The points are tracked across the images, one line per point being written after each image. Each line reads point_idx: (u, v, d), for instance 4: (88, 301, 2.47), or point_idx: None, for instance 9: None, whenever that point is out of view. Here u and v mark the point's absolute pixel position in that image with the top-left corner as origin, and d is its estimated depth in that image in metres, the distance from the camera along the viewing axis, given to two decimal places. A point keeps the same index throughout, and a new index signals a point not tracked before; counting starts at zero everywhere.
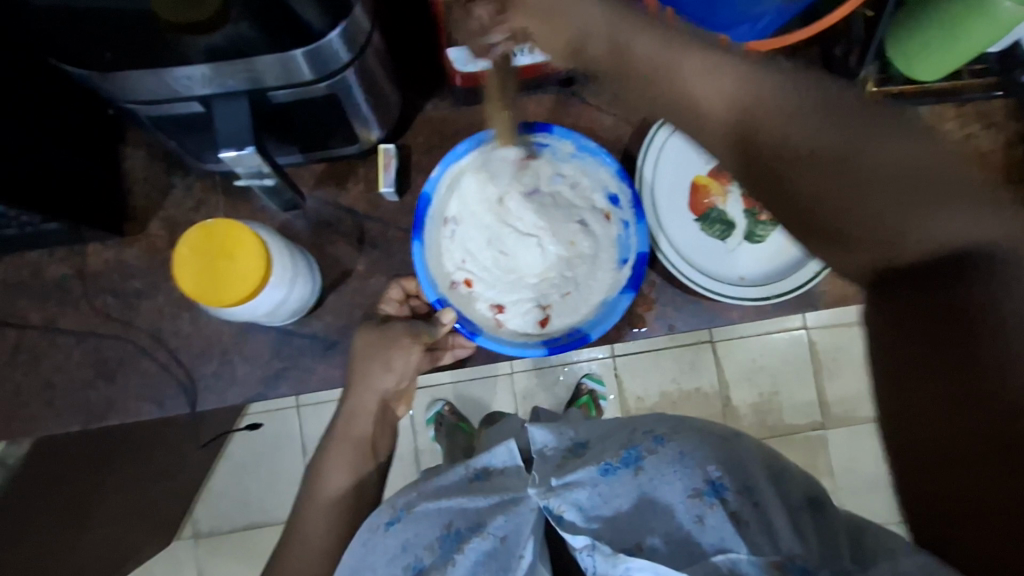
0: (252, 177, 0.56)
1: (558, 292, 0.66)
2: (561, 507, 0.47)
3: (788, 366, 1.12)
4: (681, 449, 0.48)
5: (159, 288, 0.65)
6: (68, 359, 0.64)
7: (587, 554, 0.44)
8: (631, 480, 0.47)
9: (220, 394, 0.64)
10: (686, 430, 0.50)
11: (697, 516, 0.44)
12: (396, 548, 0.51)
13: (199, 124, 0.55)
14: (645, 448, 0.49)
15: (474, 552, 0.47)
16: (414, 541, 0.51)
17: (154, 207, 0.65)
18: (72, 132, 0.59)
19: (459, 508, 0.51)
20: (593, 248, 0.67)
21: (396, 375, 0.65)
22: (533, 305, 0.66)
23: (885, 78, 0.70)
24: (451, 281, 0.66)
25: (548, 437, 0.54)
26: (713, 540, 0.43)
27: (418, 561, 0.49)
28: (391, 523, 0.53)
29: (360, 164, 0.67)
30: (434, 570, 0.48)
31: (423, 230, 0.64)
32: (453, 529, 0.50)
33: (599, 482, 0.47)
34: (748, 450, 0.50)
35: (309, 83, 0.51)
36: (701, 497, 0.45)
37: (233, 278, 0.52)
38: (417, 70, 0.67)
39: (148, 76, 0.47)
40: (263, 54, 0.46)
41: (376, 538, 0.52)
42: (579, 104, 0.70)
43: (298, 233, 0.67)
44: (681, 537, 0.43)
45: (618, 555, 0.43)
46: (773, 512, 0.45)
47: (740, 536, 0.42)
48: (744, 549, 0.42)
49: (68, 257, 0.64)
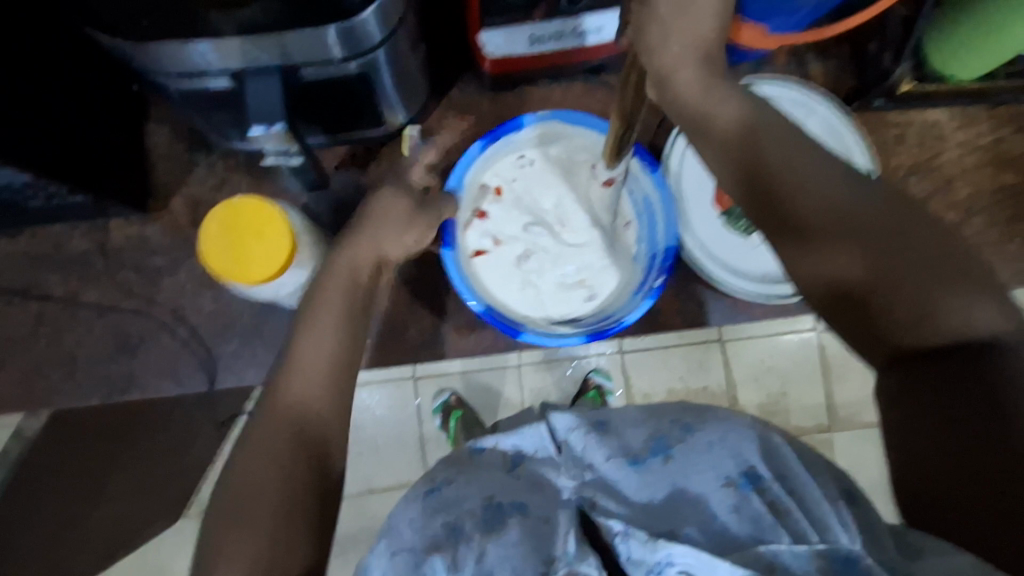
0: (280, 157, 0.55)
1: (536, 278, 0.66)
2: (594, 497, 0.48)
3: (798, 368, 1.09)
4: (711, 438, 0.46)
5: (181, 266, 0.65)
6: (89, 333, 0.64)
7: (621, 541, 0.44)
8: (661, 470, 0.47)
9: (238, 374, 0.64)
10: (715, 418, 0.49)
11: (732, 506, 0.42)
12: (434, 507, 0.49)
13: (229, 101, 0.55)
14: (674, 438, 0.48)
15: (520, 526, 0.46)
16: (455, 508, 0.48)
17: (177, 184, 0.65)
18: (100, 103, 0.58)
19: (499, 486, 0.50)
20: (593, 275, 0.66)
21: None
22: (502, 263, 0.66)
23: (920, 76, 0.68)
24: (477, 197, 0.66)
25: (573, 420, 0.54)
26: (750, 531, 0.40)
27: (458, 523, 0.47)
28: (431, 491, 0.50)
29: (384, 147, 0.67)
30: (476, 536, 0.46)
31: (494, 139, 0.65)
32: (496, 502, 0.48)
33: (629, 475, 0.48)
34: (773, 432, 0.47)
35: (341, 62, 0.50)
36: (735, 487, 0.43)
37: (262, 256, 0.52)
38: (445, 54, 0.67)
39: (181, 49, 0.46)
40: (294, 29, 0.45)
41: (410, 503, 0.50)
42: (608, 93, 0.69)
43: (320, 215, 0.66)
44: (720, 525, 0.42)
45: (657, 541, 0.41)
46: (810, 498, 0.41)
47: (782, 527, 0.40)
48: (785, 539, 0.39)
49: (91, 232, 0.64)
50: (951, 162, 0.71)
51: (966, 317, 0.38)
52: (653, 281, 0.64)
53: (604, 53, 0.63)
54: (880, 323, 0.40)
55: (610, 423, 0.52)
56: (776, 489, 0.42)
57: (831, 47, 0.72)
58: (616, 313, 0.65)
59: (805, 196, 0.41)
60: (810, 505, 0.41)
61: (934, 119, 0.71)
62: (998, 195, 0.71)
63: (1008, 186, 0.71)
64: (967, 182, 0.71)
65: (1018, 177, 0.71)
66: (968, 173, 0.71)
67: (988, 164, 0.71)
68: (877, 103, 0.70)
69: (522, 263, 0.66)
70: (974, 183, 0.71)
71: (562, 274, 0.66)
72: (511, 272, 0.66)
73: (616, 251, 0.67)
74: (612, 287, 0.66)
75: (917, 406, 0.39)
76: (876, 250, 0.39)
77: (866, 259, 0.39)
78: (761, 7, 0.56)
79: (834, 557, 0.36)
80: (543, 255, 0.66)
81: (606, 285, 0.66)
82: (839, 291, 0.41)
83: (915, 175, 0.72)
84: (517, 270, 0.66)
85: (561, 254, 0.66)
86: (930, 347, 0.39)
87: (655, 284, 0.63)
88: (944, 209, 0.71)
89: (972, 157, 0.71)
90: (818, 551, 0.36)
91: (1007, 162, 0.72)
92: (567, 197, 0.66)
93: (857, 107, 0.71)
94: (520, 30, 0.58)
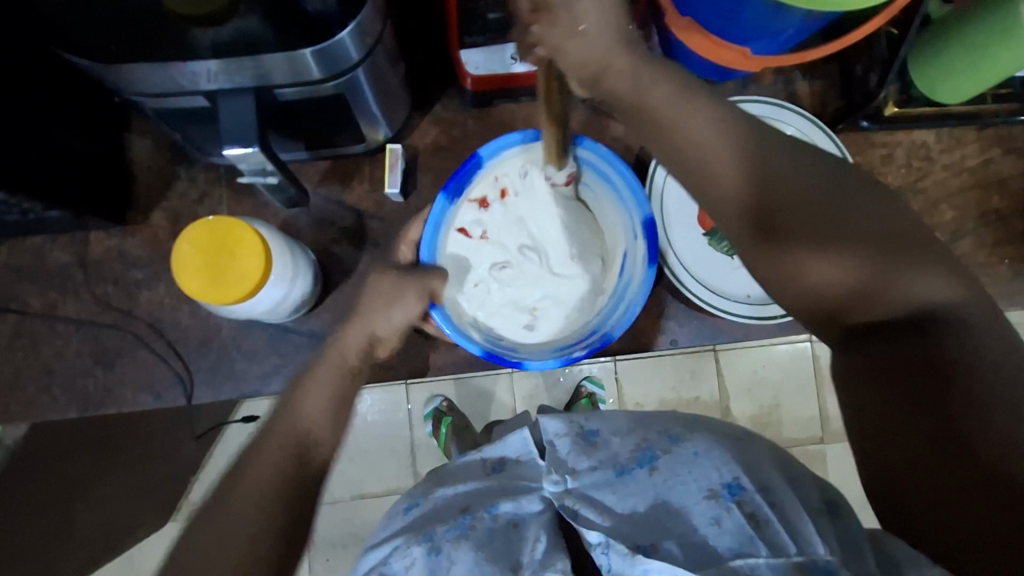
0: (255, 175, 0.55)
1: (492, 286, 0.64)
2: (576, 505, 0.46)
3: (790, 379, 1.07)
4: (697, 448, 0.45)
5: (160, 279, 0.65)
6: (67, 346, 0.64)
7: (601, 552, 0.43)
8: (646, 480, 0.45)
9: (215, 388, 0.64)
10: (704, 430, 0.48)
11: (713, 519, 0.41)
12: (414, 527, 0.50)
13: (206, 118, 0.54)
14: (661, 448, 0.47)
15: (487, 532, 0.47)
16: (432, 521, 0.50)
17: (157, 197, 0.65)
18: (77, 117, 0.58)
19: (475, 493, 0.51)
20: (543, 313, 0.64)
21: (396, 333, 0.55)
22: (474, 253, 0.64)
23: (907, 98, 0.69)
24: (490, 180, 0.64)
25: (559, 425, 0.52)
26: (730, 544, 0.40)
27: (431, 532, 0.49)
28: (409, 508, 0.53)
29: (366, 162, 0.66)
30: (450, 545, 0.47)
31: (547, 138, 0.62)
32: (468, 511, 0.49)
33: (615, 483, 0.46)
34: (754, 446, 0.47)
35: (318, 82, 0.50)
36: (718, 498, 0.42)
37: (234, 276, 0.52)
38: (429, 70, 0.66)
39: (155, 70, 0.46)
40: (270, 52, 0.45)
41: (394, 522, 0.53)
42: (591, 111, 0.68)
43: (301, 229, 0.66)
44: (699, 538, 0.41)
45: (635, 555, 0.41)
46: (792, 511, 0.41)
47: (761, 539, 0.39)
48: (762, 551, 0.38)
49: (71, 244, 0.64)
50: (937, 184, 0.71)
51: (916, 292, 0.39)
52: (575, 350, 0.62)
53: None
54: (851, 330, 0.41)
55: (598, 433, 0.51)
56: (758, 500, 0.41)
57: (819, 66, 0.71)
58: (523, 350, 0.63)
59: (787, 201, 0.40)
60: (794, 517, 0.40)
61: (920, 141, 0.71)
62: (984, 218, 0.71)
63: (994, 209, 0.71)
64: (953, 205, 0.71)
65: (1005, 200, 0.71)
66: (955, 196, 0.71)
67: (974, 188, 0.71)
68: (865, 124, 0.70)
69: (495, 268, 0.64)
70: (960, 206, 0.71)
71: (513, 297, 0.64)
72: (478, 263, 0.64)
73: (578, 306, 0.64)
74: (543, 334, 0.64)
75: (878, 409, 0.40)
76: (847, 249, 0.39)
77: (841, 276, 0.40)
78: (741, 31, 0.57)
79: (812, 568, 0.37)
80: (516, 272, 0.64)
81: (542, 327, 0.64)
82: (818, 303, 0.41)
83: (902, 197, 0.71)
84: (484, 267, 0.64)
85: (527, 277, 0.64)
86: (879, 323, 0.40)
87: (574, 354, 0.62)
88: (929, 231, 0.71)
89: (958, 180, 0.71)
90: (795, 564, 0.37)
91: (993, 185, 0.71)
92: (573, 239, 0.63)
93: (843, 128, 0.70)
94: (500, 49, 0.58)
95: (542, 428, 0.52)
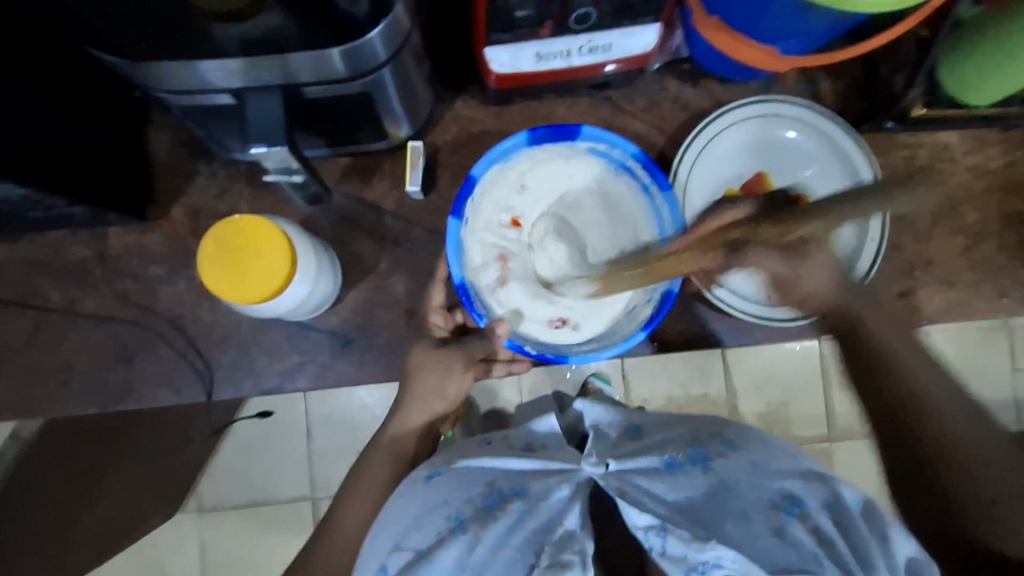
0: (281, 172, 0.55)
1: (513, 244, 0.65)
2: (623, 487, 0.44)
3: (797, 377, 1.06)
4: (754, 459, 0.46)
5: (180, 275, 0.65)
6: (87, 341, 0.64)
7: (654, 534, 0.41)
8: (700, 477, 0.44)
9: (236, 384, 0.64)
10: (755, 439, 0.49)
11: (775, 530, 0.41)
12: (436, 499, 0.46)
13: (230, 115, 0.54)
14: (714, 451, 0.47)
15: (516, 515, 0.44)
16: (457, 495, 0.46)
17: (177, 193, 0.65)
18: (99, 112, 0.58)
19: (504, 471, 0.48)
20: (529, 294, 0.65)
21: (447, 401, 0.59)
22: (515, 207, 0.65)
23: (934, 99, 0.67)
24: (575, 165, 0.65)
25: (604, 414, 0.55)
26: (794, 558, 0.39)
27: (459, 512, 0.45)
28: (431, 476, 0.49)
29: (386, 159, 0.66)
30: (476, 523, 0.44)
31: (657, 173, 0.63)
32: (496, 488, 0.47)
33: (665, 473, 0.45)
34: (784, 445, 0.48)
35: (344, 80, 0.49)
36: (780, 510, 0.42)
37: (260, 276, 0.52)
38: (451, 66, 0.66)
39: (182, 67, 0.46)
40: (297, 50, 0.45)
41: (412, 491, 0.48)
42: (614, 109, 0.69)
43: (321, 226, 0.65)
44: (763, 546, 0.40)
45: (704, 542, 0.39)
46: (856, 537, 0.42)
47: (826, 560, 0.40)
48: (829, 571, 0.39)
49: (91, 238, 0.64)
50: (961, 186, 0.70)
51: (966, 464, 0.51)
52: (530, 344, 0.62)
53: (598, 72, 0.63)
54: (891, 367, 0.55)
55: (644, 428, 0.52)
56: (819, 517, 0.43)
57: (843, 65, 0.70)
58: (490, 312, 0.63)
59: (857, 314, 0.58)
60: (855, 539, 0.42)
61: (944, 142, 0.70)
62: (1007, 220, 0.70)
63: (1017, 212, 0.70)
64: (976, 207, 0.70)
65: None
66: (978, 198, 0.70)
67: (997, 190, 0.70)
68: (890, 125, 0.68)
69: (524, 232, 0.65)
70: (983, 208, 0.70)
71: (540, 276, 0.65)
72: (513, 214, 0.65)
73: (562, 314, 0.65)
74: (519, 325, 0.63)
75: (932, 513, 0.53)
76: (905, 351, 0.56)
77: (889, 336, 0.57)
78: (768, 31, 0.56)
79: None
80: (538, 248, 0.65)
81: (526, 323, 0.64)
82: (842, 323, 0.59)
83: (924, 199, 0.70)
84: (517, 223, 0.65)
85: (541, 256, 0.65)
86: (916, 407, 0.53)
87: (525, 347, 0.62)
88: (951, 234, 0.70)
89: (981, 182, 0.70)
90: None
91: (1016, 187, 0.70)
92: (605, 231, 0.66)
93: (867, 129, 0.70)
94: (525, 46, 0.57)
95: (589, 415, 0.54)
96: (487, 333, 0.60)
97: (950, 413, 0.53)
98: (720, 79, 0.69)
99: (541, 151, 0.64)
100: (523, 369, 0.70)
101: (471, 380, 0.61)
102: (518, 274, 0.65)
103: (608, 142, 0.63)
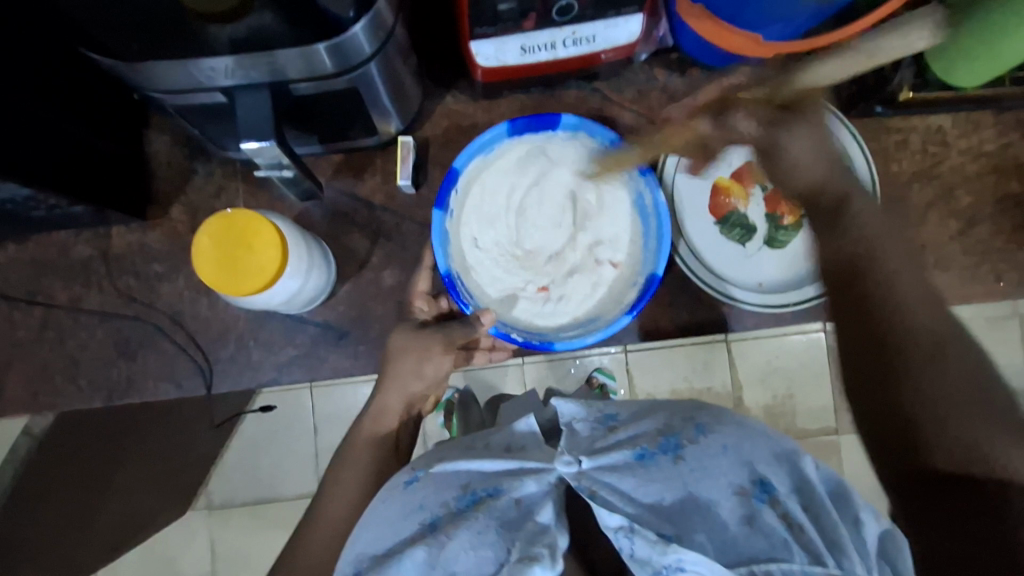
0: (272, 169, 0.56)
1: (498, 236, 0.66)
2: (594, 486, 0.44)
3: (803, 369, 1.06)
4: (726, 442, 0.45)
5: (180, 272, 0.66)
6: (91, 338, 0.66)
7: (624, 535, 0.42)
8: (671, 468, 0.44)
9: (236, 377, 0.66)
10: (730, 423, 0.48)
11: (743, 517, 0.42)
12: (412, 503, 0.47)
13: (223, 113, 0.56)
14: (687, 437, 0.46)
15: (487, 515, 0.44)
16: (433, 498, 0.47)
17: (176, 193, 0.66)
18: (96, 116, 0.60)
19: (478, 471, 0.48)
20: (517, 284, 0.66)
21: (426, 381, 0.62)
22: (496, 200, 0.66)
23: (922, 82, 0.67)
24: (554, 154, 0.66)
25: (577, 408, 0.52)
26: (761, 546, 0.40)
27: (434, 515, 0.46)
28: (409, 482, 0.50)
29: (378, 155, 0.67)
30: (449, 524, 0.45)
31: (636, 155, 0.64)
32: (470, 490, 0.47)
33: (637, 466, 0.45)
34: (759, 428, 0.48)
35: (331, 76, 0.51)
36: (749, 497, 0.43)
37: (253, 268, 0.53)
38: (440, 62, 0.67)
39: (172, 67, 0.48)
40: (284, 47, 0.46)
41: (390, 495, 0.49)
42: (602, 100, 0.69)
43: (314, 222, 0.67)
44: (730, 536, 0.41)
45: (667, 544, 0.41)
46: (831, 530, 0.42)
47: (796, 546, 0.40)
48: (797, 558, 0.40)
49: (94, 238, 0.66)
50: (954, 169, 0.70)
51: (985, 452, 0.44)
52: (516, 331, 0.63)
53: (585, 63, 0.63)
54: (886, 314, 0.48)
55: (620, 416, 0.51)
56: (789, 502, 0.43)
57: None
58: (475, 301, 0.65)
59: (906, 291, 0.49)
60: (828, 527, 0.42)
61: (937, 125, 0.70)
62: (1002, 203, 0.70)
63: (1013, 193, 0.70)
64: (970, 190, 0.70)
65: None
66: (972, 181, 0.70)
67: (991, 173, 0.70)
68: (879, 109, 0.69)
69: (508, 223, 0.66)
70: (977, 191, 0.70)
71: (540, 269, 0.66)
72: (495, 207, 0.66)
73: (550, 301, 0.65)
74: (507, 313, 0.65)
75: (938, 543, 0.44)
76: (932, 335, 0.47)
77: (902, 291, 0.48)
78: (750, 18, 0.57)
79: None
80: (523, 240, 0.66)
81: (516, 309, 0.65)
82: (841, 268, 0.51)
83: (917, 182, 0.70)
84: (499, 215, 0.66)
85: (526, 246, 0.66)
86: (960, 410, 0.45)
87: (511, 334, 0.63)
88: (945, 217, 0.70)
89: (975, 164, 0.70)
90: None
91: (1012, 169, 0.70)
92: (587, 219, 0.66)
93: (857, 114, 0.70)
94: (510, 39, 0.58)
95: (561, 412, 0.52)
96: (471, 321, 0.63)
97: (945, 352, 0.46)
98: (708, 68, 0.69)
99: (522, 141, 0.65)
100: (503, 357, 0.70)
101: (450, 364, 0.64)
102: (505, 265, 0.66)
103: (587, 130, 0.65)
